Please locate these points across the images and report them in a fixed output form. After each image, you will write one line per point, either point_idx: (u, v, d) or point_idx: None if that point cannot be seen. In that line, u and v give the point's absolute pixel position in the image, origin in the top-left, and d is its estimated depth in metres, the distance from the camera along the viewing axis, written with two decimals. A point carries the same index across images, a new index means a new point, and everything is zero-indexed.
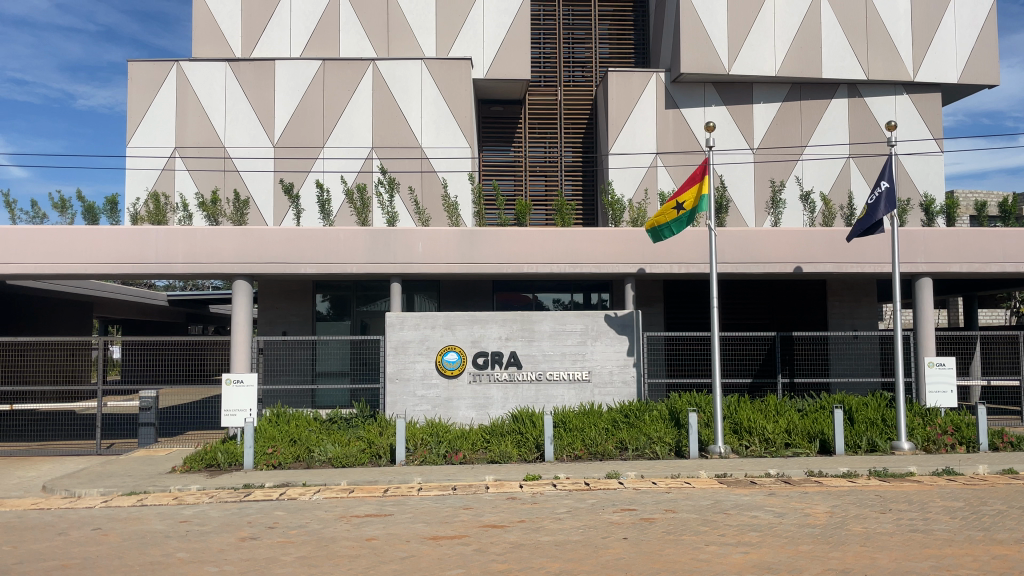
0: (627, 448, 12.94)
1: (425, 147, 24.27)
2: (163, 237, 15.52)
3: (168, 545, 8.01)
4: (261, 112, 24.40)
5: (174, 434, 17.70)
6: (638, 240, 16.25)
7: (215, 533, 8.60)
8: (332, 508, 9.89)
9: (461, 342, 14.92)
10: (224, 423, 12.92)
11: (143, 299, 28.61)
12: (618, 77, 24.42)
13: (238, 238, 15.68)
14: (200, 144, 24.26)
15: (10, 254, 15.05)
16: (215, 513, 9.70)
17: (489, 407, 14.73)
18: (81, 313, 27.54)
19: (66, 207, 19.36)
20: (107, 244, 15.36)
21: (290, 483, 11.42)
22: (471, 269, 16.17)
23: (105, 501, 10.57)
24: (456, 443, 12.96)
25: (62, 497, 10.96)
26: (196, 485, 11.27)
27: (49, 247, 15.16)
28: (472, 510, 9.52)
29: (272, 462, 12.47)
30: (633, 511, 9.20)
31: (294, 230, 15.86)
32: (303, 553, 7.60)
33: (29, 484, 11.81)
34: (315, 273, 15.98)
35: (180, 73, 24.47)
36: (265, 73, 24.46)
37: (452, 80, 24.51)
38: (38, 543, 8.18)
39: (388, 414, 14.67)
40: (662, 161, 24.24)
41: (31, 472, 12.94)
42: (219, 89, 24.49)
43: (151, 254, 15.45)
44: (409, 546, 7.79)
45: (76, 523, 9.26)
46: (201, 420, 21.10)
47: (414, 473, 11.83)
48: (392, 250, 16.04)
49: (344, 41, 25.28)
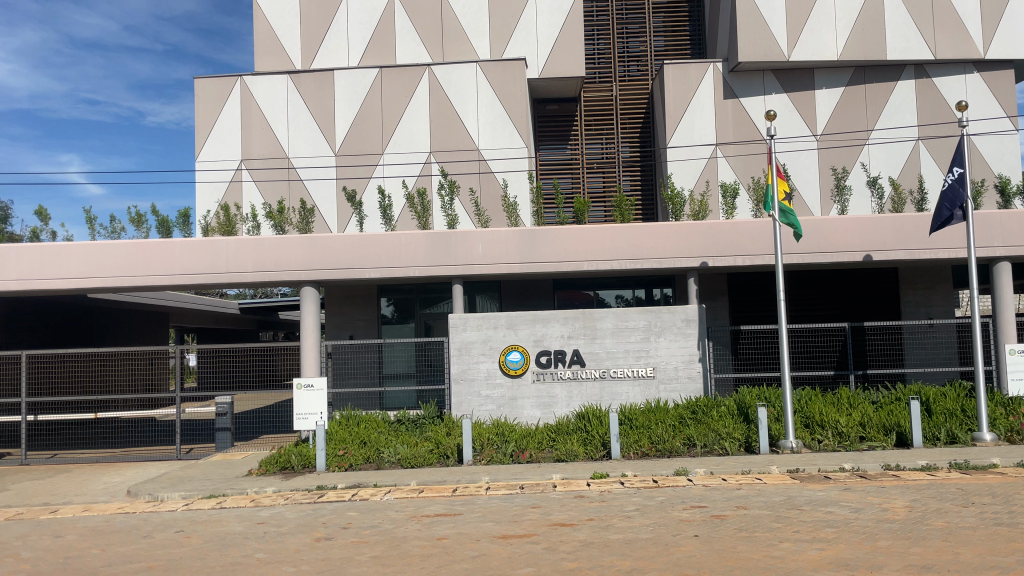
0: (696, 444, 12.80)
1: (482, 149, 24.45)
2: (233, 247, 16.00)
3: (247, 546, 8.28)
4: (321, 121, 24.94)
5: (249, 438, 18.18)
6: (700, 234, 16.06)
7: (291, 534, 8.84)
8: (403, 508, 10.07)
9: (524, 342, 14.97)
10: (296, 427, 13.22)
11: (216, 307, 29.47)
12: (674, 69, 24.09)
13: (305, 245, 16.05)
14: (265, 155, 24.93)
15: (88, 268, 15.64)
16: (291, 515, 9.97)
17: (554, 405, 14.74)
18: (158, 323, 28.56)
19: (143, 221, 20.14)
20: (182, 256, 15.88)
21: (362, 484, 11.66)
22: (532, 268, 16.19)
23: (187, 505, 10.95)
24: (522, 442, 13.06)
25: (147, 501, 11.41)
26: (272, 488, 11.60)
27: (127, 261, 15.76)
28: (541, 509, 9.56)
29: (343, 464, 12.78)
30: (704, 508, 9.09)
31: (357, 237, 16.13)
32: (376, 553, 7.77)
33: (116, 490, 12.33)
34: (378, 277, 16.23)
35: (243, 86, 25.19)
36: (325, 83, 24.97)
37: (507, 81, 24.60)
38: (126, 546, 8.54)
39: (455, 414, 14.84)
40: (722, 152, 23.87)
41: (118, 477, 13.53)
42: (281, 101, 25.13)
43: (223, 264, 15.94)
44: (480, 545, 7.88)
45: (160, 526, 9.64)
46: (274, 423, 21.69)
47: (482, 472, 11.95)
48: (454, 252, 16.18)
49: (400, 48, 25.68)
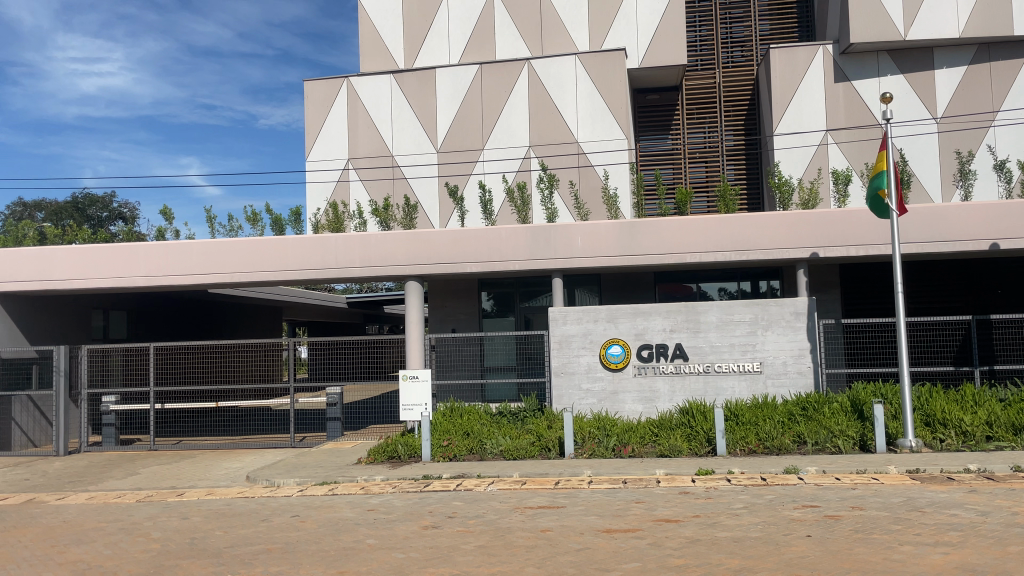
0: (806, 442, 12.36)
1: (581, 142, 24.38)
2: (342, 244, 16.53)
3: (358, 532, 8.57)
4: (424, 119, 25.45)
5: (358, 428, 18.79)
6: (809, 223, 15.48)
7: (400, 521, 9.08)
8: (507, 499, 10.18)
9: (625, 335, 14.82)
10: (402, 417, 13.60)
11: (325, 302, 30.56)
12: (781, 53, 23.22)
13: (408, 241, 16.42)
14: (370, 154, 25.65)
15: (207, 265, 16.48)
16: (399, 503, 10.25)
17: (656, 400, 14.54)
18: (272, 317, 29.87)
19: (257, 219, 21.10)
20: (293, 253, 16.52)
21: (466, 474, 11.87)
22: (634, 261, 16.01)
23: (301, 490, 11.43)
24: (624, 437, 12.96)
25: (264, 486, 11.98)
26: (380, 476, 11.96)
27: (244, 258, 16.52)
28: (645, 504, 9.45)
29: (448, 454, 13.05)
30: (816, 508, 8.77)
31: (458, 231, 16.36)
32: (482, 542, 7.88)
33: (236, 475, 12.99)
34: (480, 271, 16.43)
35: (350, 88, 25.98)
36: (427, 81, 25.44)
37: (607, 72, 24.35)
38: (247, 528, 9.00)
39: (556, 407, 14.86)
40: (833, 138, 22.92)
41: (237, 463, 14.26)
42: (386, 101, 25.77)
43: (332, 260, 16.50)
44: (584, 538, 7.88)
45: (278, 510, 10.10)
46: (381, 414, 22.34)
47: (584, 466, 11.92)
48: (554, 246, 16.17)
49: (500, 43, 25.87)
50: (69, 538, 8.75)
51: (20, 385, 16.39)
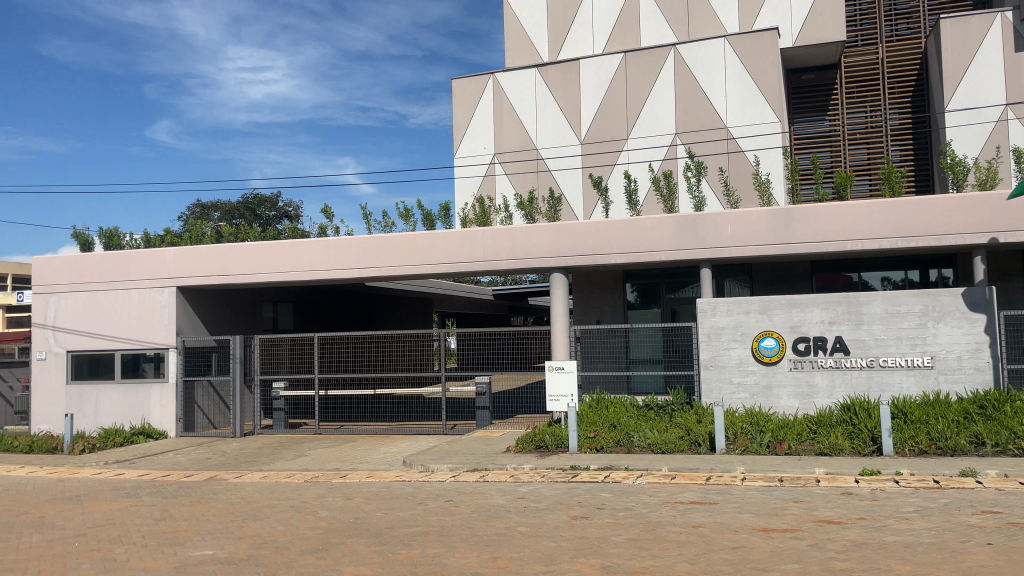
0: (985, 444, 11.40)
1: (731, 127, 23.93)
2: (489, 236, 16.88)
3: (510, 519, 8.74)
4: (568, 111, 25.91)
5: (507, 417, 19.15)
6: (989, 205, 14.23)
7: (550, 510, 9.18)
8: (656, 493, 10.05)
9: (779, 328, 14.19)
10: (549, 408, 13.77)
11: (473, 294, 31.35)
12: (953, 23, 21.77)
13: (554, 233, 16.51)
14: (516, 149, 26.48)
15: (364, 260, 17.31)
16: (548, 492, 10.36)
17: (814, 396, 13.86)
18: (423, 309, 30.99)
19: (410, 216, 21.96)
20: (443, 246, 17.03)
21: (614, 466, 11.81)
22: (788, 250, 15.31)
23: (454, 476, 11.80)
24: (780, 433, 12.46)
25: (419, 471, 12.47)
26: (529, 465, 12.13)
27: (397, 252, 17.21)
28: (803, 504, 9.05)
29: (595, 446, 13.04)
30: (999, 514, 8.05)
31: (603, 222, 16.26)
32: (632, 535, 7.83)
33: (393, 459, 13.60)
34: (626, 263, 16.25)
35: (496, 84, 26.96)
36: (571, 73, 25.88)
37: (757, 53, 23.74)
38: (404, 511, 9.40)
39: (705, 402, 14.49)
40: (1012, 113, 21.61)
41: (394, 448, 14.93)
42: (532, 95, 26.51)
43: (479, 253, 16.87)
44: (739, 536, 7.64)
45: (433, 494, 10.48)
46: (528, 404, 22.67)
47: (737, 462, 11.55)
48: (702, 235, 15.73)
49: (645, 29, 26.04)
50: (246, 513, 9.47)
51: (202, 371, 17.94)
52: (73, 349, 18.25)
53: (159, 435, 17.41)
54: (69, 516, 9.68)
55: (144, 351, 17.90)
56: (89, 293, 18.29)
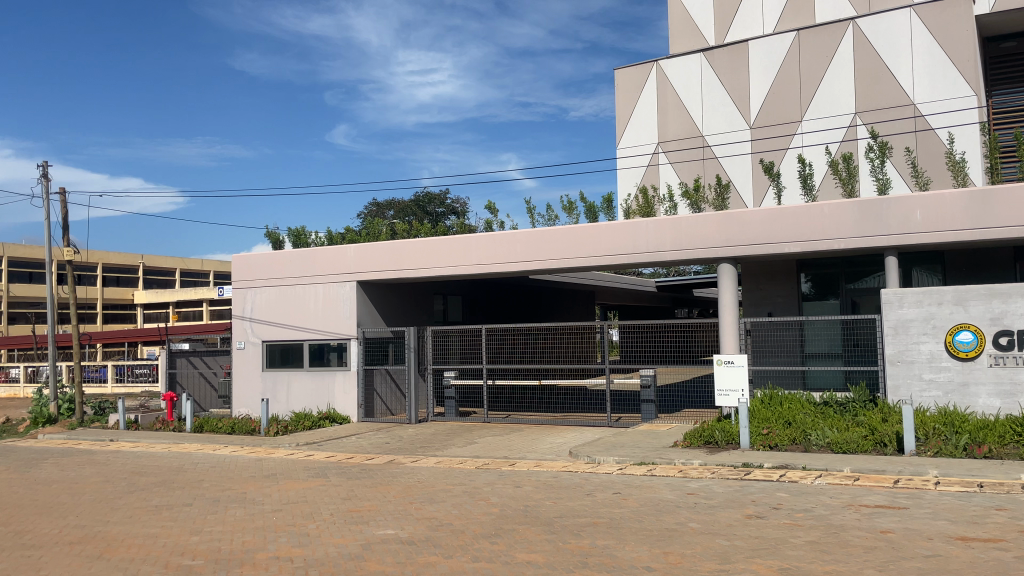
0: None
1: (918, 103, 23.62)
2: (653, 227, 16.59)
3: (681, 515, 8.57)
4: (735, 95, 26.75)
5: (673, 411, 18.82)
6: None
7: (722, 508, 8.93)
8: (837, 494, 9.50)
9: (977, 320, 12.96)
10: (718, 403, 13.44)
11: (636, 285, 31.05)
12: None
13: (721, 221, 15.96)
14: (679, 137, 27.67)
15: (529, 253, 17.56)
16: (720, 489, 10.07)
17: (1020, 394, 12.59)
18: (586, 301, 31.07)
19: (573, 208, 22.08)
20: (607, 238, 16.92)
21: (790, 465, 11.29)
22: (987, 235, 13.95)
23: (621, 469, 11.75)
24: (979, 436, 11.42)
25: (587, 462, 12.51)
26: (699, 460, 11.85)
27: (561, 244, 17.31)
28: (1009, 512, 8.22)
29: (769, 443, 12.51)
30: None
31: (774, 209, 15.52)
32: (812, 538, 7.44)
33: (560, 450, 13.75)
34: (800, 252, 15.42)
35: (659, 71, 28.22)
36: (739, 58, 26.68)
37: (943, 22, 23.18)
38: (573, 501, 9.47)
39: (891, 400, 13.51)
40: None
41: (561, 438, 15.10)
42: (695, 79, 27.57)
43: (644, 244, 16.62)
44: (933, 544, 7.07)
45: (601, 486, 10.49)
46: (695, 397, 22.17)
47: (929, 465, 10.69)
48: (886, 221, 14.67)
49: (819, 7, 26.45)
50: (423, 497, 9.92)
51: (380, 360, 18.98)
52: (268, 339, 19.88)
53: (342, 420, 18.60)
54: (267, 493, 10.56)
55: (329, 341, 19.18)
56: (280, 288, 19.83)
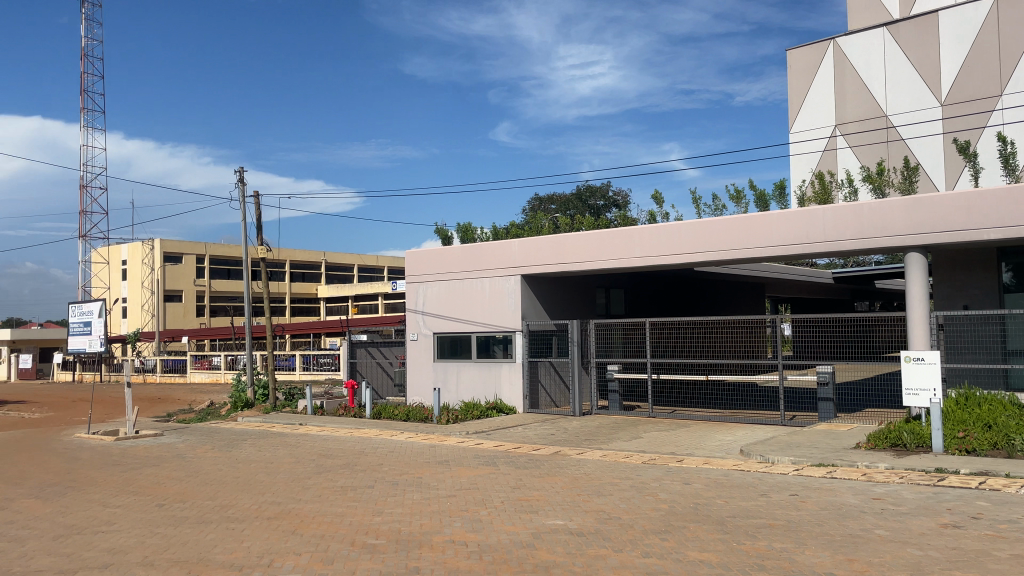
0: None
1: None
2: (831, 215, 15.56)
3: (866, 520, 8.04)
4: (921, 69, 37.12)
5: (854, 411, 17.69)
6: None
7: (914, 515, 8.27)
8: None
9: None
10: (906, 403, 12.49)
11: (810, 277, 29.47)
12: None
13: (907, 207, 14.69)
14: (856, 118, 39.08)
15: (695, 245, 17.05)
16: (910, 495, 9.35)
17: None
18: (756, 295, 29.87)
19: None
20: (779, 227, 16.08)
21: (991, 472, 10.29)
22: None
23: (798, 470, 11.19)
24: None
25: (760, 462, 12.03)
26: (885, 464, 11.07)
27: (729, 235, 16.68)
28: None
29: (966, 448, 11.51)
30: None
31: (971, 193, 14.02)
32: (1021, 552, 6.72)
33: (731, 448, 13.32)
34: (1002, 239, 13.84)
35: (837, 52, 40.00)
36: (871, 44, 38.76)
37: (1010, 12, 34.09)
38: (746, 501, 9.13)
39: None
40: None
41: (731, 436, 14.62)
42: (877, 56, 38.47)
43: (820, 233, 15.63)
44: None
45: (776, 487, 10.04)
46: (878, 398, 20.70)
47: None
48: None
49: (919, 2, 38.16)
50: (591, 489, 9.94)
51: (545, 353, 19.20)
52: (439, 331, 20.68)
53: (509, 411, 19.01)
54: (441, 479, 10.99)
55: (494, 334, 19.66)
56: (449, 282, 20.57)
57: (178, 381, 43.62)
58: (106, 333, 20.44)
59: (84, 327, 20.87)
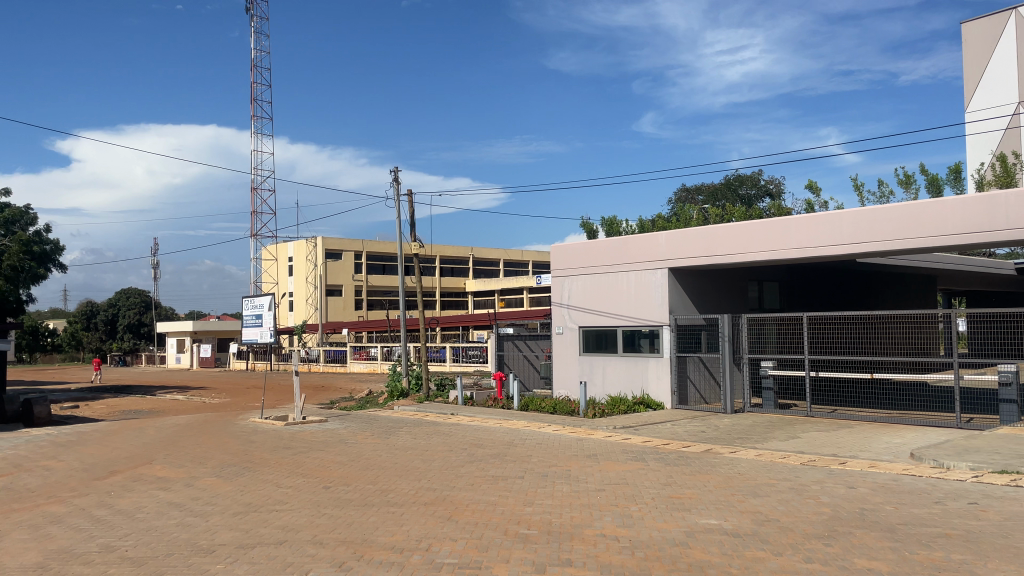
0: None
1: None
2: (1016, 200, 13.94)
3: None
4: None
5: None
6: None
7: None
8: None
9: None
10: None
11: (991, 268, 27.06)
12: None
13: None
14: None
15: (857, 235, 15.96)
16: None
17: None
18: (927, 287, 27.81)
19: None
20: (955, 215, 14.67)
21: None
22: None
23: (978, 477, 10.30)
24: None
25: (932, 467, 11.18)
26: None
27: (896, 225, 15.45)
28: None
29: None
30: None
31: None
32: None
33: (899, 451, 12.47)
34: None
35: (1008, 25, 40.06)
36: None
37: None
38: (918, 508, 8.51)
39: None
40: None
41: (899, 438, 13.68)
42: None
43: (1003, 221, 14.07)
44: None
45: (952, 495, 9.29)
46: None
47: None
48: None
49: None
50: (746, 489, 9.60)
51: (694, 348, 18.73)
52: (585, 326, 20.68)
53: (657, 406, 18.63)
54: (590, 472, 10.99)
55: (640, 328, 19.42)
56: (594, 276, 20.52)
57: (339, 370, 46.24)
58: (276, 325, 21.86)
59: (256, 319, 22.48)
